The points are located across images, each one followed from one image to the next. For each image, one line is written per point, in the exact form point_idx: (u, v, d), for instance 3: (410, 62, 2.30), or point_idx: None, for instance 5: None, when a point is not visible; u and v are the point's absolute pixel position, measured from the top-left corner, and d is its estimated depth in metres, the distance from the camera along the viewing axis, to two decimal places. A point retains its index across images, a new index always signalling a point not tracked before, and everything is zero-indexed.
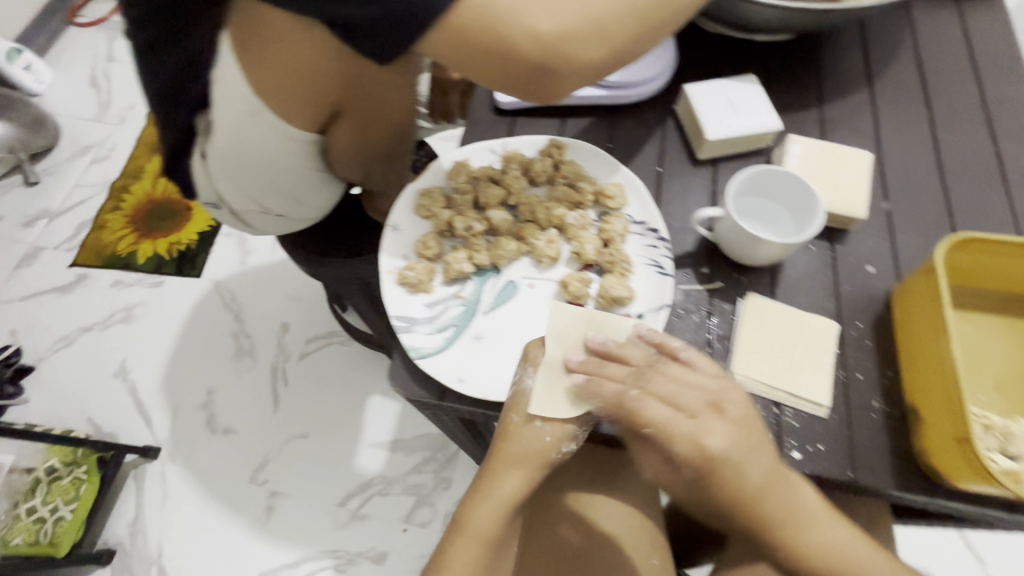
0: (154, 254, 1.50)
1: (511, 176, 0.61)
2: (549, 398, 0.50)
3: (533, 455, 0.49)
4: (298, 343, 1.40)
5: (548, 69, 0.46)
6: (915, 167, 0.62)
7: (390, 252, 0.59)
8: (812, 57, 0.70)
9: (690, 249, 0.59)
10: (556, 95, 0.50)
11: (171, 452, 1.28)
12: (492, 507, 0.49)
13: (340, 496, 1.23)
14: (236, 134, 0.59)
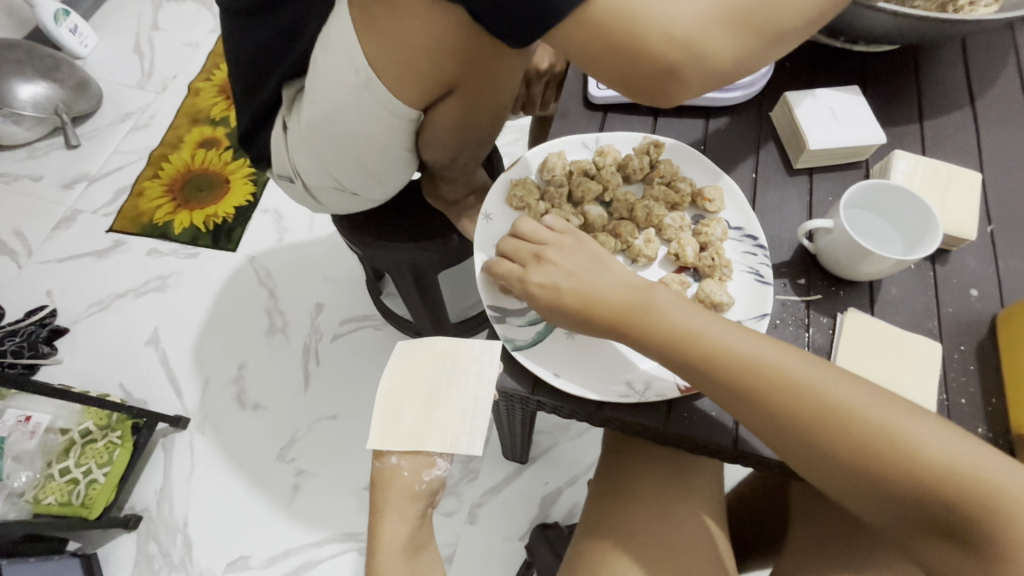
0: (191, 225, 1.50)
1: (607, 172, 0.61)
2: (390, 431, 0.53)
3: (405, 490, 0.53)
4: (332, 324, 1.40)
5: (677, 68, 0.44)
6: (1017, 192, 0.61)
7: (482, 243, 0.58)
8: (912, 73, 0.69)
9: (788, 259, 0.58)
10: (678, 98, 0.49)
11: (200, 423, 1.28)
12: (390, 550, 0.51)
13: (368, 478, 1.23)
14: (338, 104, 0.58)
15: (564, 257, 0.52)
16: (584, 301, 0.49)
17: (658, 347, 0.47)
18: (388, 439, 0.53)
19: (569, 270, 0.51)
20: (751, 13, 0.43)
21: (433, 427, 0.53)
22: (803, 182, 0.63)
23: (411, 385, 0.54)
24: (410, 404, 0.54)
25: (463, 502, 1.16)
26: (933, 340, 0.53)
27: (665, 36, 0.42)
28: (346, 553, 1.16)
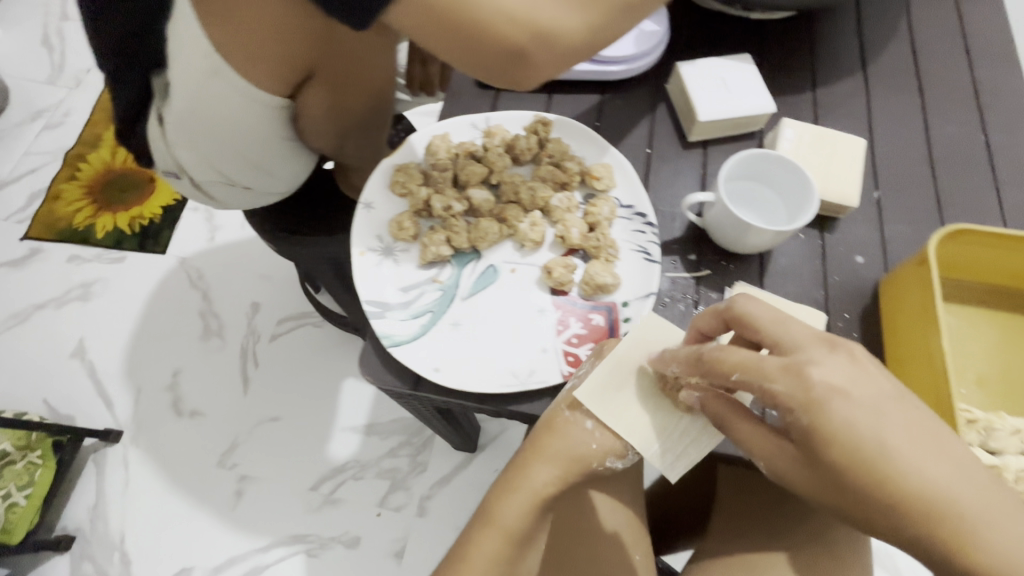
0: (114, 229, 1.40)
1: (493, 153, 0.58)
2: (604, 396, 0.48)
3: (575, 457, 0.49)
4: (269, 325, 1.33)
5: (526, 51, 0.42)
6: (906, 155, 0.61)
7: (361, 234, 0.55)
8: (809, 39, 0.68)
9: (679, 235, 0.57)
10: (540, 78, 0.45)
11: (135, 435, 1.21)
12: (522, 496, 0.49)
13: (313, 479, 1.17)
14: (196, 96, 0.53)
15: (850, 387, 0.35)
16: (826, 449, 0.35)
17: (882, 506, 0.34)
18: (601, 401, 0.48)
19: (835, 409, 0.35)
20: None
21: (651, 415, 0.48)
22: (697, 155, 0.61)
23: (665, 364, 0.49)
24: (633, 390, 0.48)
25: (413, 495, 1.16)
26: (819, 310, 0.53)
27: (505, 16, 0.39)
28: (293, 556, 1.11)
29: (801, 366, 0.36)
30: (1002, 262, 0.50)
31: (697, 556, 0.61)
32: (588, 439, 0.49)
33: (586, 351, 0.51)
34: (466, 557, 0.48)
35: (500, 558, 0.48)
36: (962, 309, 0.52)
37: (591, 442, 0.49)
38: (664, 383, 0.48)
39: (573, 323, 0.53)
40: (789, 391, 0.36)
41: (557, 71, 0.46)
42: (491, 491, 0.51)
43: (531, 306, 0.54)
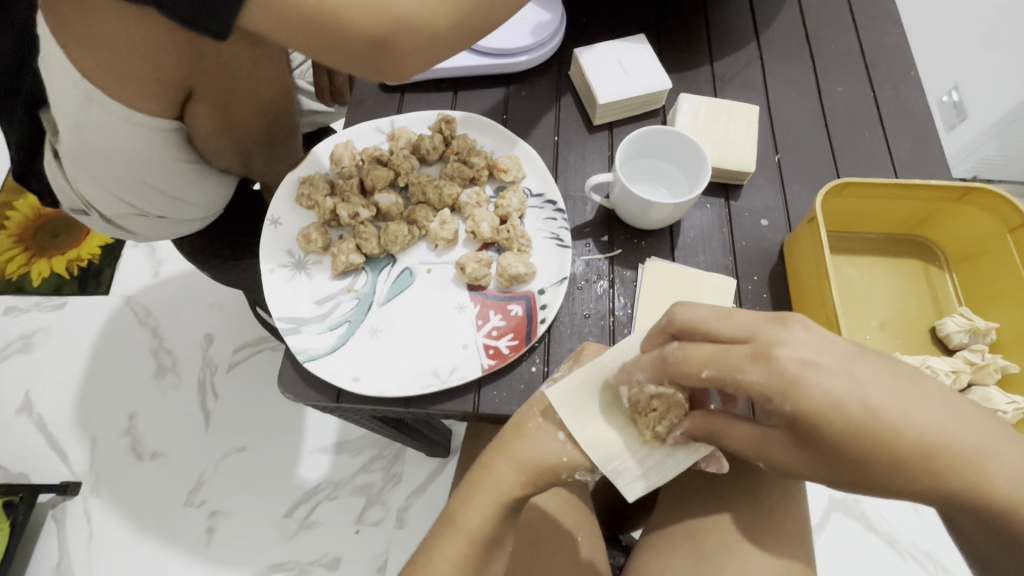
0: (51, 274, 1.31)
1: (398, 156, 0.58)
2: (577, 403, 0.47)
3: (545, 465, 0.46)
4: (225, 354, 1.25)
5: (386, 40, 0.43)
6: (801, 118, 0.64)
7: (270, 251, 0.54)
8: (703, 14, 0.70)
9: (590, 219, 0.58)
10: (411, 67, 0.48)
11: (95, 485, 1.13)
12: (488, 496, 0.45)
13: (286, 505, 1.11)
14: (81, 126, 0.53)
15: (819, 357, 0.34)
16: (819, 425, 0.33)
17: (891, 460, 0.33)
18: (572, 409, 0.47)
19: (811, 384, 0.33)
20: None
21: (618, 431, 0.47)
22: (604, 138, 0.62)
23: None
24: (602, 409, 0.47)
25: (390, 508, 1.11)
26: (728, 275, 0.55)
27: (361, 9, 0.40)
28: None
29: (770, 347, 0.34)
30: (883, 211, 0.53)
31: (650, 528, 0.63)
32: (560, 445, 0.47)
33: (506, 342, 0.51)
34: (430, 561, 0.45)
35: (464, 563, 0.44)
36: (860, 260, 0.55)
37: (562, 453, 0.47)
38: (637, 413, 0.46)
39: (492, 316, 0.52)
40: (761, 376, 0.34)
41: (424, 62, 0.48)
42: (458, 492, 0.48)
43: (449, 303, 0.53)
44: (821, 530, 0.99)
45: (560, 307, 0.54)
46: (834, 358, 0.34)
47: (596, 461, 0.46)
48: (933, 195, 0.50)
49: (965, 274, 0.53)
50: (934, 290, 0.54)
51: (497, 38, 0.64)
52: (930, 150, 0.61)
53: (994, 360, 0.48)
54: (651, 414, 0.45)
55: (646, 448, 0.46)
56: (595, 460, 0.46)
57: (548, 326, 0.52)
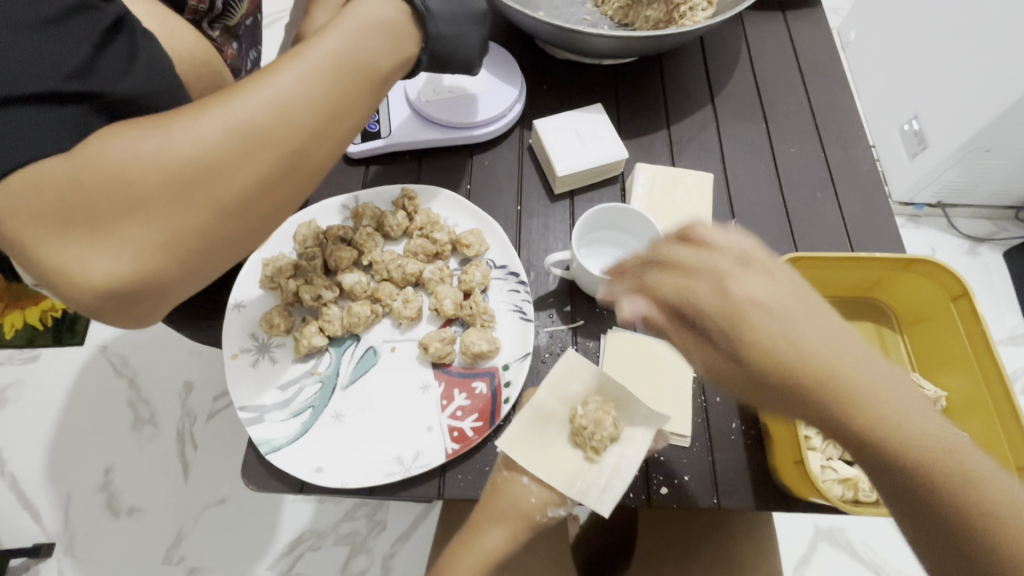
0: (24, 325, 1.21)
1: (361, 235, 0.59)
2: (529, 437, 0.48)
3: (521, 514, 0.46)
4: (205, 404, 1.19)
5: (103, 307, 0.37)
6: (756, 179, 0.65)
7: (234, 336, 0.55)
8: (660, 78, 0.72)
9: (553, 289, 0.59)
10: (163, 309, 0.41)
11: (69, 546, 1.07)
12: (474, 559, 0.46)
13: (269, 559, 1.06)
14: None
15: (769, 299, 0.33)
16: (756, 358, 0.32)
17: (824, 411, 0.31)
18: (523, 450, 0.47)
19: (755, 322, 0.32)
20: (185, 235, 0.37)
21: (569, 452, 0.47)
22: (565, 206, 0.64)
23: (574, 394, 0.49)
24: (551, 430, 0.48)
25: (375, 557, 1.08)
26: None
27: (69, 273, 0.34)
28: None
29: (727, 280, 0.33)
30: (833, 279, 0.55)
31: None
32: (526, 493, 0.46)
33: (470, 423, 0.51)
34: None
35: None
36: None
37: (529, 497, 0.46)
38: (576, 433, 0.47)
39: (456, 395, 0.53)
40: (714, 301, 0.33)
41: (180, 298, 0.42)
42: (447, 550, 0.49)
43: (413, 383, 0.54)
44: (808, 561, 0.99)
45: (524, 382, 0.54)
46: (779, 299, 0.33)
47: (557, 486, 0.46)
48: (879, 265, 0.52)
49: (915, 336, 0.55)
50: (887, 352, 0.55)
51: (458, 112, 0.65)
52: (878, 207, 0.64)
53: None
54: (585, 430, 0.46)
55: (594, 463, 0.47)
56: (557, 486, 0.46)
57: (512, 405, 0.52)
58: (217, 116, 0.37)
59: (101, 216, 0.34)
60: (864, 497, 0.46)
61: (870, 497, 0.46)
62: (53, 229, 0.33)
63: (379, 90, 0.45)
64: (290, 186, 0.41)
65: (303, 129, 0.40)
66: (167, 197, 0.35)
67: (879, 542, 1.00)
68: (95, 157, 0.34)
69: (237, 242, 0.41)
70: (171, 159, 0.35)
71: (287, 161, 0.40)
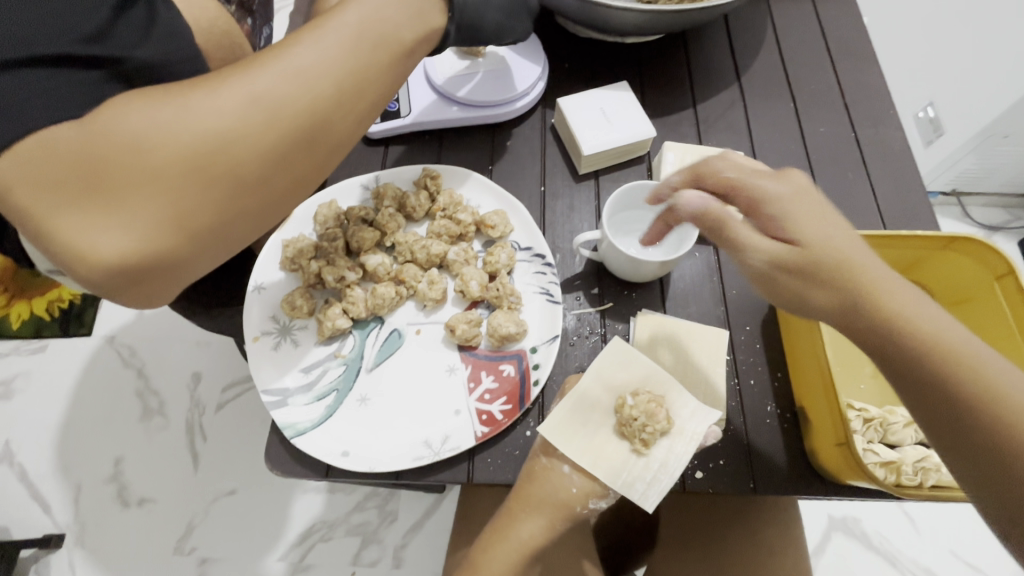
0: (31, 316, 1.20)
1: (383, 215, 0.57)
2: (572, 426, 0.46)
3: (561, 503, 0.46)
4: (214, 394, 1.18)
5: (114, 284, 0.36)
6: (785, 160, 0.64)
7: (255, 318, 0.53)
8: (684, 57, 0.70)
9: (580, 271, 0.58)
10: (175, 287, 0.40)
11: (80, 536, 1.06)
12: (510, 548, 0.46)
13: (281, 549, 1.06)
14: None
15: (789, 201, 0.38)
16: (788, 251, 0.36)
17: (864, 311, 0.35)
18: (561, 433, 0.46)
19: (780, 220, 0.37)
20: (198, 210, 0.35)
21: (616, 444, 0.46)
22: (590, 186, 0.62)
23: (620, 383, 0.47)
24: (596, 420, 0.46)
25: (387, 547, 1.07)
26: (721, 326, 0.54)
27: (79, 248, 0.33)
28: None
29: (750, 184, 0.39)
30: (871, 258, 0.53)
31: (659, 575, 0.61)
32: (568, 483, 0.46)
33: (499, 406, 0.50)
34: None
35: None
36: None
37: (571, 486, 0.46)
38: (625, 425, 0.45)
39: (484, 378, 0.51)
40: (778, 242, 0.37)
41: (193, 277, 0.40)
42: (481, 537, 0.48)
43: (439, 366, 0.52)
44: (823, 552, 0.98)
45: (552, 366, 0.53)
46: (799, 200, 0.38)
47: (602, 477, 0.44)
48: (920, 243, 0.51)
49: (957, 318, 0.53)
50: None
51: (480, 91, 0.64)
52: (911, 187, 0.62)
53: None
54: (635, 422, 0.44)
55: (642, 457, 0.44)
56: (601, 477, 0.44)
57: (541, 388, 0.51)
58: (234, 87, 0.36)
59: (111, 186, 0.33)
60: (907, 479, 0.44)
61: (913, 481, 0.43)
62: (62, 198, 0.32)
63: (402, 65, 0.43)
64: (308, 160, 0.40)
65: (324, 100, 0.38)
66: (182, 169, 0.34)
67: (895, 532, 0.99)
68: (107, 126, 0.33)
69: (253, 219, 0.39)
70: (188, 130, 0.34)
71: (304, 135, 0.38)
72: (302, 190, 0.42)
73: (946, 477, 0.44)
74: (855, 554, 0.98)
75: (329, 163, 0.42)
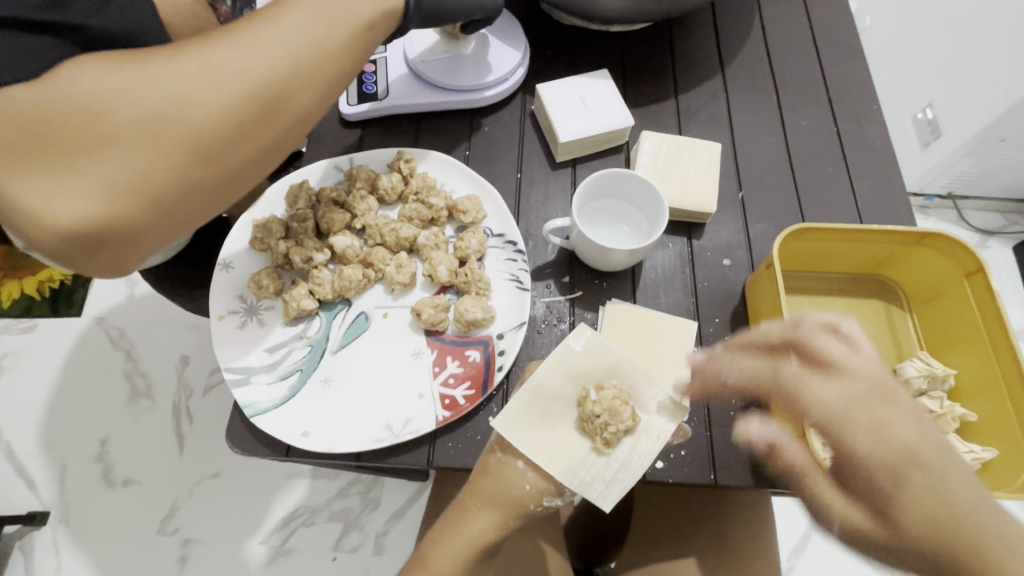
0: (21, 296, 1.21)
1: (355, 197, 0.57)
2: (529, 420, 0.46)
3: (513, 499, 0.45)
4: (200, 377, 1.18)
5: (68, 251, 0.36)
6: (766, 153, 0.63)
7: (221, 297, 0.53)
8: (669, 47, 0.69)
9: (551, 259, 0.57)
10: (135, 259, 0.40)
11: (64, 514, 1.07)
12: (460, 542, 0.45)
13: (261, 532, 1.06)
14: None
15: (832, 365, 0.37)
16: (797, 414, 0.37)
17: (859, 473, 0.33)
18: (518, 432, 0.45)
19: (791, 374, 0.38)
20: (154, 179, 0.35)
21: (575, 440, 0.46)
22: (567, 174, 0.62)
23: (583, 373, 0.47)
24: (555, 415, 0.46)
25: (368, 534, 1.07)
26: (690, 318, 0.54)
27: (33, 212, 0.33)
28: None
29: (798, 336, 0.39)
30: (842, 253, 0.52)
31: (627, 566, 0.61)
32: (522, 480, 0.45)
33: (462, 391, 0.50)
34: None
35: None
36: (822, 301, 0.54)
37: (523, 483, 0.45)
38: (585, 421, 0.45)
39: (449, 363, 0.51)
40: (825, 387, 0.36)
41: (154, 248, 0.40)
42: (433, 531, 0.47)
43: (405, 349, 0.52)
44: (803, 551, 0.98)
45: (519, 352, 0.52)
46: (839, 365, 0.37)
47: (557, 476, 0.44)
48: (890, 239, 0.50)
49: (925, 315, 0.53)
50: (895, 331, 0.53)
51: (459, 75, 0.63)
52: (892, 184, 0.61)
53: (952, 408, 0.47)
54: (597, 419, 0.44)
55: (601, 454, 0.45)
56: (556, 476, 0.44)
57: (506, 374, 0.51)
58: (197, 56, 0.36)
59: (65, 149, 0.33)
60: None
61: None
62: (16, 161, 0.32)
63: (360, 49, 0.43)
64: (271, 132, 0.39)
65: (287, 72, 0.38)
66: (140, 137, 0.34)
67: None
68: (58, 87, 0.33)
69: (214, 191, 0.39)
70: (148, 96, 0.34)
71: (265, 105, 0.38)
72: (264, 167, 0.42)
73: None
74: (835, 555, 0.98)
75: (292, 138, 0.42)
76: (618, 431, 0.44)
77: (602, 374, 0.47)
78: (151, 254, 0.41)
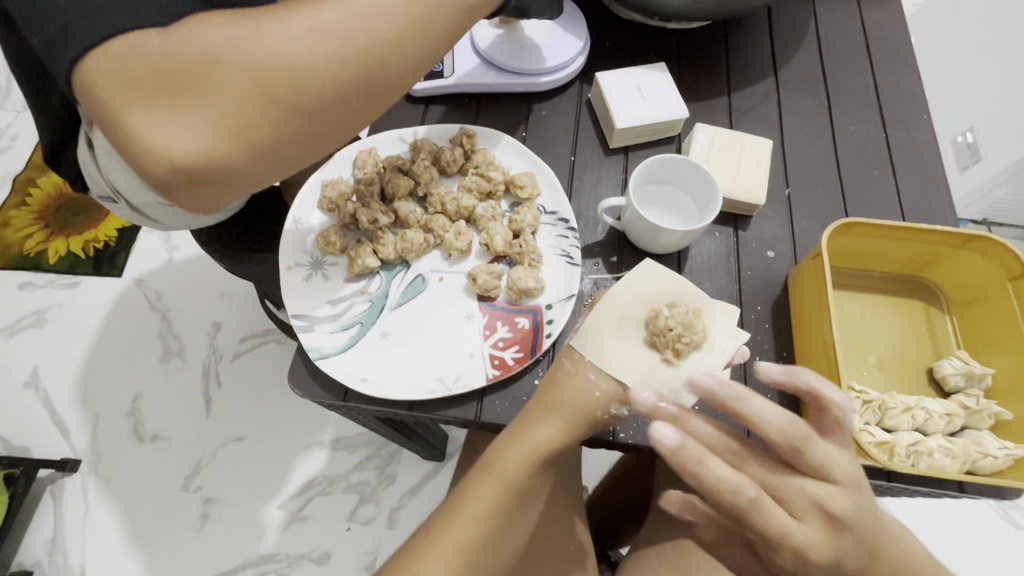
0: (67, 253, 1.24)
1: (419, 166, 0.60)
2: (604, 333, 0.48)
3: (582, 406, 0.46)
4: (232, 343, 1.18)
5: (170, 182, 0.40)
6: (813, 155, 0.65)
7: (291, 250, 0.56)
8: (723, 48, 0.71)
9: (601, 239, 0.60)
10: (222, 199, 0.44)
11: (95, 464, 1.07)
12: (524, 448, 0.46)
13: (280, 496, 1.05)
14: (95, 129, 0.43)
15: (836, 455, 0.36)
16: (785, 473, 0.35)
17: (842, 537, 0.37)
18: (593, 343, 0.48)
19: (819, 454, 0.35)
20: (257, 126, 0.39)
21: (645, 351, 0.47)
22: (619, 161, 0.64)
23: (652, 297, 0.49)
24: (624, 330, 0.48)
25: (382, 508, 1.06)
26: (733, 303, 0.56)
27: (148, 142, 0.37)
28: None
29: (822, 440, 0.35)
30: (887, 251, 0.54)
31: (650, 545, 0.63)
32: (592, 387, 0.46)
33: (511, 353, 0.52)
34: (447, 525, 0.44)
35: (496, 509, 0.45)
36: (862, 297, 0.56)
37: (594, 390, 0.46)
38: (656, 334, 0.47)
39: (499, 327, 0.54)
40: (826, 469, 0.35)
41: (240, 191, 0.44)
42: (494, 441, 0.48)
43: (458, 312, 0.55)
44: None
45: (566, 322, 0.55)
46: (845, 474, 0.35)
47: (631, 383, 0.46)
48: (938, 238, 0.52)
49: (966, 317, 0.54)
50: (934, 331, 0.55)
51: (523, 59, 0.66)
52: (937, 191, 0.63)
53: (987, 406, 0.48)
54: (669, 331, 0.46)
55: (669, 365, 0.46)
56: (630, 383, 0.46)
57: (553, 341, 0.53)
58: (308, 19, 0.39)
59: (186, 91, 0.37)
60: (900, 463, 0.46)
61: (905, 462, 0.46)
62: (142, 96, 0.37)
63: (460, 20, 0.46)
64: (362, 95, 0.42)
65: (384, 43, 0.41)
66: (249, 87, 0.38)
67: None
68: (188, 37, 0.37)
69: (301, 146, 0.43)
70: (261, 52, 0.38)
71: (362, 71, 0.41)
72: (348, 129, 0.45)
73: (939, 462, 0.46)
74: None
75: (377, 107, 0.45)
76: (691, 344, 0.46)
77: (668, 295, 0.49)
78: (235, 197, 0.45)
